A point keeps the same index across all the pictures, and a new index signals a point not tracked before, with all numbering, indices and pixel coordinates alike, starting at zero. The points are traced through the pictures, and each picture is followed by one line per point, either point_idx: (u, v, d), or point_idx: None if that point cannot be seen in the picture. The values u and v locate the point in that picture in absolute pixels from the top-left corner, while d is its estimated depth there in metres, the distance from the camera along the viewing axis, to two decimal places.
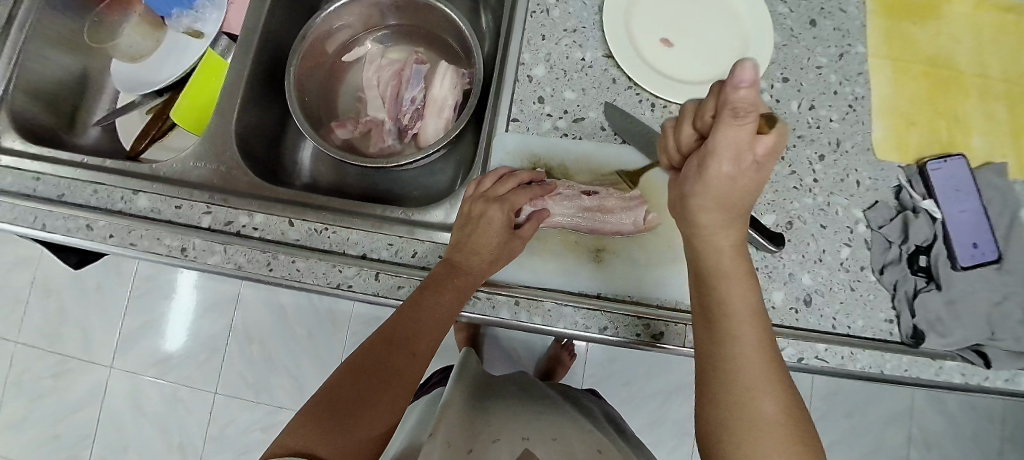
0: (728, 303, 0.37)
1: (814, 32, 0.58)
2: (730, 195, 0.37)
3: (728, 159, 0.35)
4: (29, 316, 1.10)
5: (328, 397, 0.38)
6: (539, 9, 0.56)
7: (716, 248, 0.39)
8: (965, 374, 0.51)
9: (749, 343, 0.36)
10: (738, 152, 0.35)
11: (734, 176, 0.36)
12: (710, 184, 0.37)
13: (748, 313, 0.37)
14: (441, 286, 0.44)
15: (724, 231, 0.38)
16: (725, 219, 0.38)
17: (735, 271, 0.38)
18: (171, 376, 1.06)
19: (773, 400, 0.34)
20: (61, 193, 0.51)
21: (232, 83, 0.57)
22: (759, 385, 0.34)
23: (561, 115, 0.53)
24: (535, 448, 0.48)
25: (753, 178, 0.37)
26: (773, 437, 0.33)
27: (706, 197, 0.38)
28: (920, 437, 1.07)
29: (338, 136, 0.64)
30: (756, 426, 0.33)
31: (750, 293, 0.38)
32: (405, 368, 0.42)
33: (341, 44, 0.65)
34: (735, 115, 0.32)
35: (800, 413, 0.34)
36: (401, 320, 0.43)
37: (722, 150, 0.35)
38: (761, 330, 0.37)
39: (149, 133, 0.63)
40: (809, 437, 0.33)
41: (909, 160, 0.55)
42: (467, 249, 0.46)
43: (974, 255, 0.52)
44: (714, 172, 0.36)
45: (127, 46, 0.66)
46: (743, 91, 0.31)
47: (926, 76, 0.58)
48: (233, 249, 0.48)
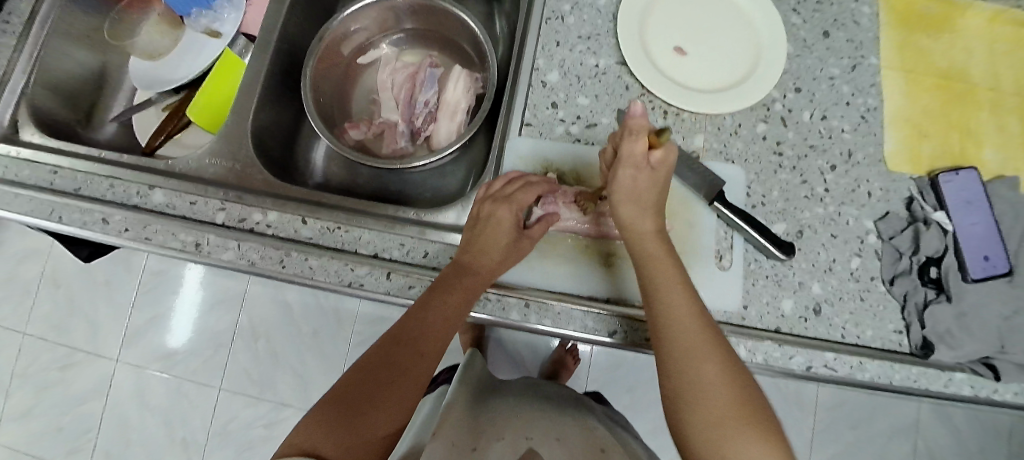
0: (656, 280, 0.40)
1: (827, 43, 0.58)
2: (640, 191, 0.42)
3: (627, 168, 0.41)
4: (37, 309, 1.11)
5: (335, 399, 0.39)
6: (554, 15, 0.56)
7: (640, 236, 0.42)
8: (974, 386, 0.51)
9: (682, 312, 0.39)
10: (636, 162, 0.41)
11: (636, 177, 0.41)
12: (621, 184, 0.41)
13: (676, 284, 0.40)
14: (450, 284, 0.44)
15: (641, 219, 0.42)
16: (640, 210, 0.42)
17: (658, 254, 0.41)
18: (175, 372, 1.06)
19: (712, 361, 0.37)
20: (78, 187, 0.52)
21: (249, 82, 0.57)
22: (699, 353, 0.37)
23: (574, 121, 0.53)
24: (539, 448, 0.48)
25: (653, 178, 0.42)
26: (719, 398, 0.36)
27: (620, 194, 0.42)
28: (927, 453, 1.06)
29: (351, 137, 0.64)
30: (703, 390, 0.36)
31: (672, 267, 0.41)
32: (410, 366, 0.42)
33: (357, 46, 0.66)
34: (631, 135, 0.41)
35: (740, 369, 0.38)
36: (408, 320, 0.44)
37: (624, 161, 0.41)
38: (690, 299, 0.39)
39: (164, 130, 0.63)
40: (750, 390, 0.37)
41: (921, 172, 0.55)
42: (475, 249, 0.46)
43: (986, 268, 0.52)
44: (619, 178, 0.42)
45: (147, 44, 0.67)
46: (635, 118, 0.40)
47: (939, 89, 0.58)
48: (246, 245, 0.48)
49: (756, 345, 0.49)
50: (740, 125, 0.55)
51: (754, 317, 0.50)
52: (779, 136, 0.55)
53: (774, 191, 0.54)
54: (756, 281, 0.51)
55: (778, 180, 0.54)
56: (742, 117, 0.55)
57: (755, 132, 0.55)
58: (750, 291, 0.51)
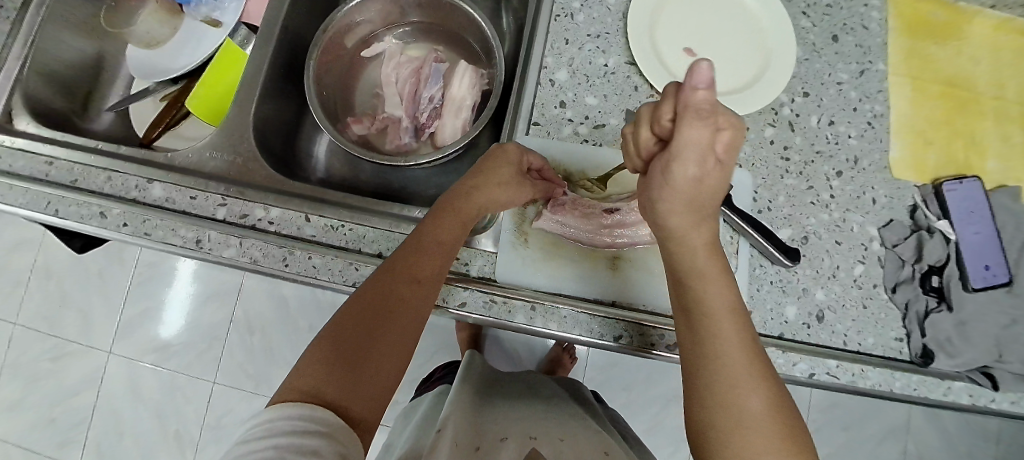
0: (706, 303, 0.36)
1: (836, 47, 0.58)
2: (701, 195, 0.35)
3: (691, 163, 0.33)
4: (28, 298, 1.09)
5: (335, 337, 0.38)
6: (563, 13, 0.56)
7: (692, 250, 0.37)
8: (973, 394, 0.51)
9: (729, 337, 0.35)
10: (704, 154, 0.32)
11: (699, 178, 0.34)
12: (677, 186, 0.34)
13: (730, 310, 0.36)
14: (444, 209, 0.45)
15: (696, 232, 0.36)
16: (697, 219, 0.36)
17: (708, 268, 0.37)
18: (170, 363, 1.05)
19: (760, 396, 0.33)
20: (74, 179, 0.50)
21: (251, 74, 0.56)
22: (744, 384, 0.34)
23: (582, 121, 0.53)
24: (543, 449, 0.48)
25: (719, 176, 0.34)
26: (763, 436, 0.32)
27: (674, 201, 0.35)
28: (916, 453, 1.07)
29: (354, 132, 0.64)
30: (742, 425, 0.33)
31: (727, 290, 0.37)
32: (405, 304, 0.41)
33: (361, 38, 0.65)
34: (700, 115, 0.31)
35: (786, 403, 0.34)
36: (404, 247, 0.43)
37: (686, 152, 0.32)
38: (742, 326, 0.36)
39: (163, 121, 0.62)
40: (798, 428, 0.34)
41: (926, 180, 0.56)
42: (478, 175, 0.48)
43: (986, 277, 0.53)
44: (677, 175, 0.34)
45: (143, 31, 0.65)
46: (701, 93, 0.31)
47: (945, 97, 0.59)
48: (248, 242, 0.48)
49: None
50: (748, 129, 0.55)
51: (758, 322, 0.51)
52: (786, 141, 0.55)
53: (780, 196, 0.54)
54: (760, 286, 0.51)
55: (785, 186, 0.54)
56: (750, 122, 0.55)
57: (763, 137, 0.55)
58: (754, 297, 0.51)
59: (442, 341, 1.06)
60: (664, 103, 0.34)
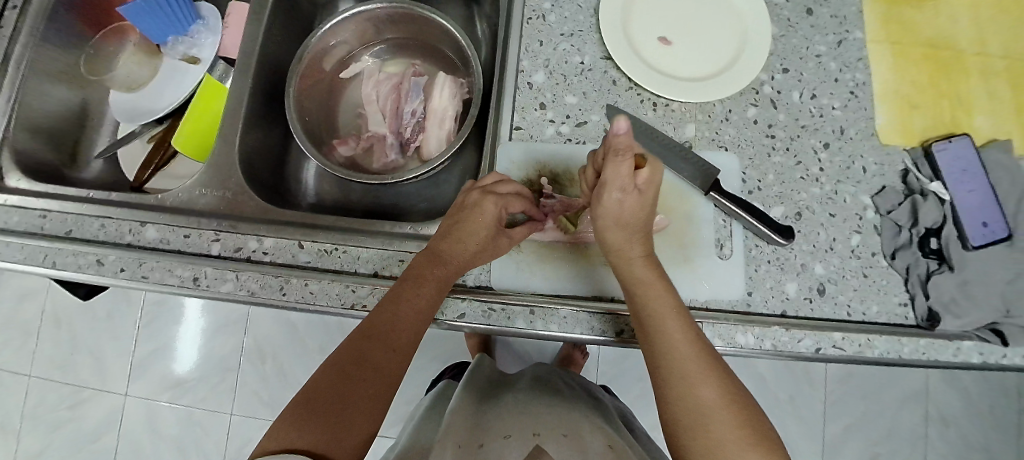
0: (649, 306, 0.41)
1: (811, 20, 0.58)
2: (626, 216, 0.42)
3: (615, 189, 0.41)
4: (41, 348, 1.10)
5: (309, 397, 0.39)
6: (535, 15, 0.56)
7: (628, 259, 0.43)
8: (982, 353, 0.51)
9: (679, 336, 0.40)
10: (624, 183, 0.41)
11: (623, 200, 0.42)
12: (607, 210, 0.42)
13: (672, 309, 0.41)
14: (422, 276, 0.44)
15: (629, 245, 0.43)
16: (626, 235, 0.43)
17: (648, 279, 0.42)
18: (185, 399, 1.06)
19: (711, 386, 0.38)
20: (68, 229, 0.51)
21: (233, 107, 0.57)
22: (694, 376, 0.38)
23: (564, 120, 0.53)
24: (547, 444, 0.47)
25: (639, 200, 0.42)
26: (718, 420, 0.37)
27: (608, 218, 0.43)
28: (937, 414, 1.07)
29: (340, 154, 0.64)
30: (701, 412, 0.37)
31: (667, 293, 0.42)
32: (386, 363, 0.42)
33: (338, 61, 0.65)
34: (618, 155, 0.39)
35: (738, 391, 0.39)
36: (379, 316, 0.43)
37: (612, 183, 0.41)
38: (686, 323, 0.41)
39: (152, 162, 0.62)
40: (749, 412, 0.38)
41: (913, 143, 0.55)
42: (453, 238, 0.46)
43: (985, 234, 0.53)
44: (606, 200, 0.42)
45: (125, 76, 0.66)
46: (621, 137, 0.38)
47: (925, 59, 0.58)
48: (245, 275, 0.48)
49: (765, 331, 0.49)
50: (731, 111, 0.54)
51: (759, 303, 0.51)
52: (771, 119, 0.54)
53: (769, 175, 0.53)
54: (758, 267, 0.51)
55: (773, 164, 0.54)
56: (733, 103, 0.54)
57: (747, 117, 0.54)
58: (753, 277, 0.51)
59: (452, 350, 1.06)
60: (597, 152, 0.44)
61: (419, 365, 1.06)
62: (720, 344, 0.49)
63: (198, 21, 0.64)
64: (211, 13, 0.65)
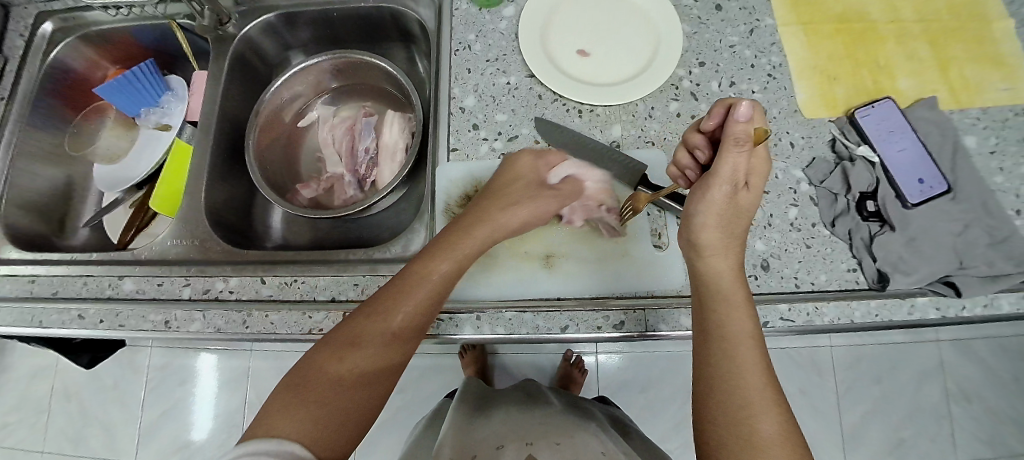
0: (726, 328, 0.41)
1: (721, 15, 0.62)
2: (730, 211, 0.44)
3: (724, 182, 0.43)
4: (54, 425, 1.13)
5: (305, 373, 0.40)
6: (462, 46, 0.60)
7: (719, 272, 0.44)
8: (939, 308, 0.51)
9: (747, 362, 0.39)
10: (735, 175, 0.42)
11: (732, 195, 0.44)
12: (713, 203, 0.44)
13: (746, 333, 0.41)
14: (438, 255, 0.46)
15: (725, 256, 0.44)
16: (728, 239, 0.45)
17: (736, 299, 0.43)
18: (195, 458, 1.08)
19: (771, 419, 0.36)
20: (55, 290, 0.55)
21: (198, 165, 0.62)
22: (755, 406, 0.37)
23: (496, 137, 0.56)
24: (539, 453, 0.49)
25: (748, 195, 0.45)
26: (774, 455, 0.35)
27: (710, 215, 0.44)
28: (957, 390, 1.02)
29: (304, 196, 0.68)
30: (755, 444, 0.36)
31: (744, 318, 0.42)
32: (386, 345, 0.42)
33: (295, 113, 0.71)
34: (738, 144, 0.40)
35: (797, 429, 0.37)
36: (388, 293, 0.44)
37: (723, 171, 0.42)
38: (758, 350, 0.40)
39: (134, 224, 0.67)
40: (805, 452, 0.36)
41: (838, 113, 0.58)
42: (488, 203, 0.50)
43: (922, 191, 0.54)
44: (711, 196, 0.44)
45: (106, 148, 0.72)
46: (740, 125, 0.38)
47: (839, 33, 0.61)
48: (212, 313, 0.51)
49: None
50: (654, 108, 0.57)
51: None
52: (693, 109, 0.57)
53: None
54: None
55: None
56: (655, 100, 0.57)
57: (670, 111, 0.57)
58: None
59: (450, 380, 1.07)
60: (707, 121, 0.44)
61: (420, 398, 1.06)
62: (665, 329, 0.48)
63: (168, 92, 0.71)
64: (180, 83, 0.72)
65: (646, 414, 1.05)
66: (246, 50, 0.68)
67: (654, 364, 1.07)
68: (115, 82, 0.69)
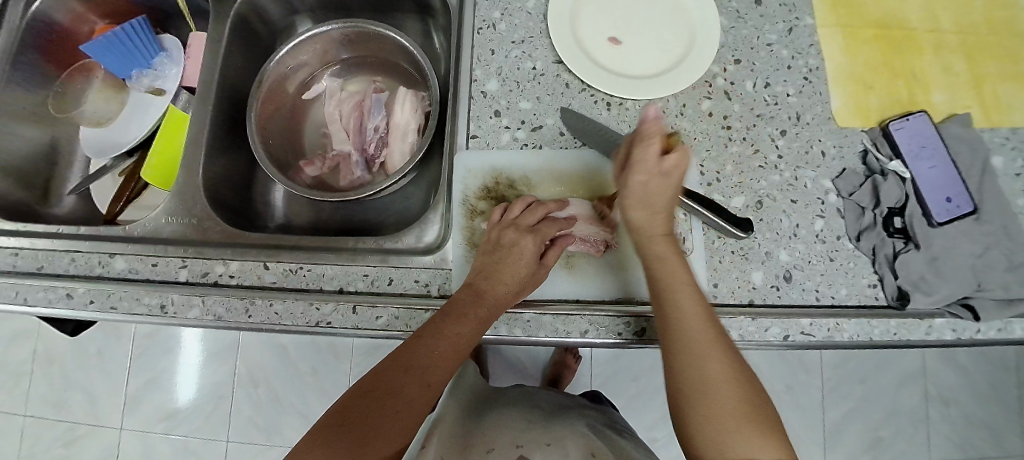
0: (670, 280, 0.42)
1: (760, 10, 0.58)
2: (652, 197, 0.42)
3: (641, 172, 0.42)
4: (34, 389, 1.10)
5: (332, 419, 0.40)
6: (485, 25, 0.56)
7: (650, 237, 0.43)
8: (955, 329, 0.51)
9: (688, 311, 0.40)
10: (652, 169, 0.42)
11: (648, 183, 0.42)
12: (631, 192, 0.43)
13: (687, 282, 0.42)
14: (464, 314, 0.44)
15: (652, 223, 0.43)
16: (652, 214, 0.43)
17: (665, 252, 0.43)
18: (181, 429, 1.07)
19: (719, 363, 0.39)
20: (40, 265, 0.52)
21: (195, 136, 0.57)
22: (702, 353, 0.39)
23: (519, 126, 0.53)
24: (530, 454, 0.49)
25: (667, 185, 0.42)
26: (727, 396, 0.37)
27: (632, 200, 0.43)
28: (937, 394, 1.06)
29: (308, 175, 0.64)
30: (710, 388, 0.38)
31: (681, 268, 0.42)
32: (416, 397, 0.42)
33: (299, 83, 0.66)
34: (646, 142, 0.42)
35: (745, 367, 0.40)
36: (416, 350, 0.43)
37: (639, 165, 0.42)
38: (698, 298, 0.41)
39: (123, 194, 0.63)
40: (754, 387, 0.39)
41: (871, 123, 0.56)
42: (493, 277, 0.46)
43: (949, 210, 0.52)
44: (631, 182, 0.43)
45: (93, 112, 0.67)
46: (653, 124, 0.42)
47: (877, 38, 0.59)
48: (212, 299, 0.49)
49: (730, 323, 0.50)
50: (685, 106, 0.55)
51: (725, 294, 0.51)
52: (726, 110, 0.55)
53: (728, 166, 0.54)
54: (722, 259, 0.52)
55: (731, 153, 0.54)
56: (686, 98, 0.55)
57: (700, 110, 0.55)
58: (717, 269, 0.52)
59: None
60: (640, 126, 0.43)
61: None
62: None
63: (162, 54, 0.66)
64: (175, 44, 0.67)
65: (636, 404, 1.06)
66: (248, 11, 0.62)
67: (647, 357, 1.08)
68: (104, 39, 0.63)
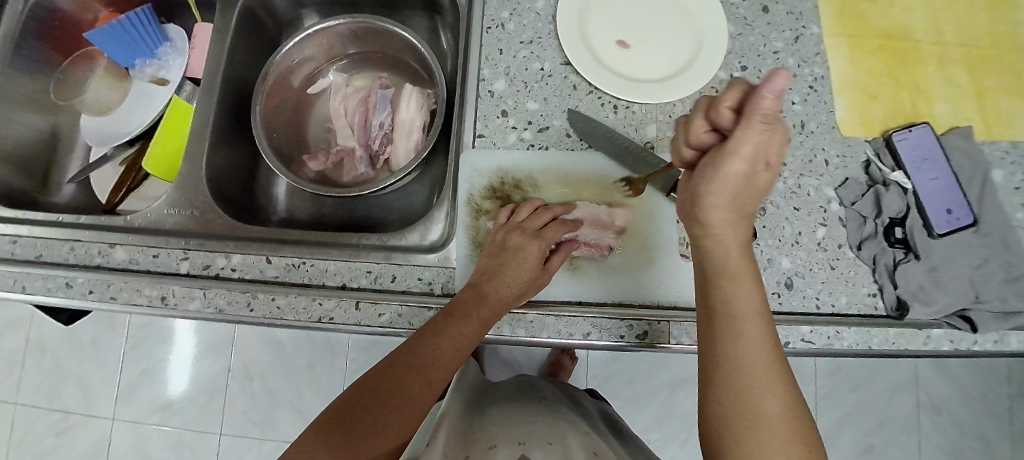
0: (732, 303, 0.38)
1: (767, 18, 0.59)
2: (744, 192, 0.38)
3: (740, 162, 0.35)
4: (26, 378, 1.09)
5: (334, 416, 0.40)
6: (494, 24, 0.56)
7: (727, 250, 0.40)
8: (952, 340, 0.52)
9: (755, 337, 0.37)
10: (754, 156, 0.35)
11: (748, 175, 0.36)
12: (727, 182, 0.37)
13: (755, 308, 0.38)
14: (467, 314, 0.44)
15: (731, 231, 0.39)
16: (737, 218, 0.39)
17: (739, 272, 0.39)
18: (174, 421, 1.06)
19: (774, 394, 0.36)
20: (39, 253, 0.51)
21: (199, 127, 0.57)
22: (759, 381, 0.36)
23: (526, 127, 0.53)
24: (533, 453, 0.48)
25: (766, 177, 0.37)
26: (773, 433, 0.34)
27: (724, 193, 0.37)
28: (928, 403, 1.07)
29: (311, 169, 0.64)
30: (755, 421, 0.35)
31: (751, 292, 0.39)
32: (418, 396, 0.42)
33: (305, 77, 0.66)
34: (764, 122, 0.33)
35: (800, 404, 0.36)
36: (419, 349, 0.43)
37: (740, 152, 0.35)
38: (766, 327, 0.38)
39: (124, 184, 0.62)
40: (808, 427, 0.36)
41: (875, 134, 0.56)
42: (497, 279, 0.46)
43: (950, 221, 0.53)
44: (727, 172, 0.36)
45: (93, 100, 0.66)
46: (768, 100, 0.32)
47: (882, 49, 0.59)
48: (213, 292, 0.48)
49: None
50: None
51: None
52: None
53: None
54: None
55: None
56: None
57: None
58: None
59: None
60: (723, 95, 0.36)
61: None
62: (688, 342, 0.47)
63: (165, 43, 0.67)
64: (178, 35, 0.67)
65: (632, 406, 1.07)
66: (254, 3, 0.62)
67: (644, 359, 1.09)
68: (107, 28, 0.63)
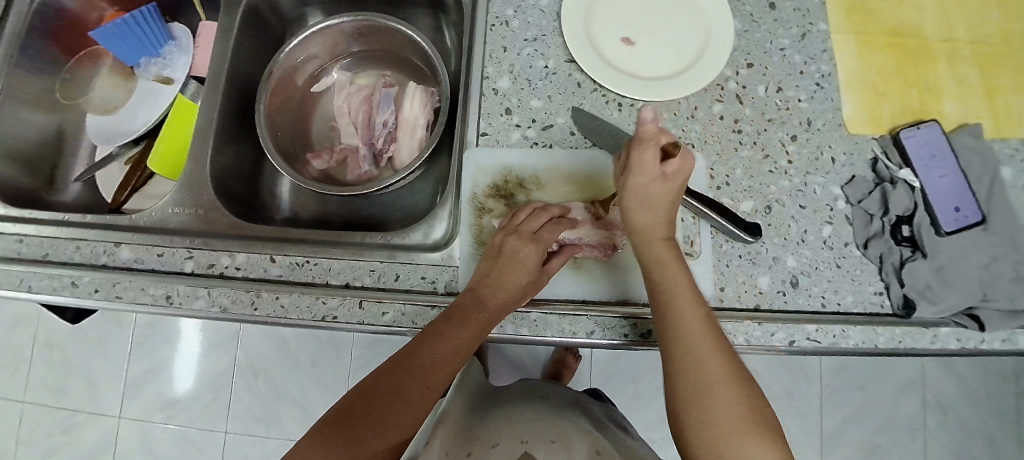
0: (673, 291, 0.43)
1: (774, 14, 0.58)
2: (652, 200, 0.44)
3: (640, 175, 0.43)
4: (33, 374, 1.10)
5: (334, 417, 0.40)
6: (498, 21, 0.56)
7: (650, 241, 0.45)
8: (960, 339, 0.51)
9: (692, 319, 0.42)
10: (652, 173, 0.42)
11: (649, 186, 0.43)
12: (635, 194, 0.44)
13: (686, 288, 0.43)
14: (467, 318, 0.44)
15: (654, 226, 0.44)
16: (650, 215, 0.44)
17: (667, 259, 0.44)
18: (180, 418, 1.07)
19: (717, 369, 0.40)
20: (45, 252, 0.51)
21: (203, 126, 0.57)
22: (703, 359, 0.40)
23: (530, 125, 0.53)
24: (535, 451, 0.48)
25: (664, 189, 0.43)
26: (724, 403, 0.39)
27: (631, 204, 0.44)
28: (934, 402, 1.06)
29: (315, 167, 0.65)
30: (708, 394, 0.40)
31: (683, 277, 0.43)
32: (416, 398, 0.42)
33: (308, 76, 0.66)
34: (648, 148, 0.42)
35: (741, 369, 0.41)
36: (419, 352, 0.43)
37: (638, 169, 0.42)
38: (699, 305, 0.43)
39: (129, 183, 0.63)
40: (751, 389, 0.41)
41: (882, 131, 0.56)
42: (494, 283, 0.45)
43: (957, 220, 0.52)
44: (632, 185, 0.44)
45: (101, 99, 0.69)
46: (647, 126, 0.41)
47: (890, 46, 0.58)
48: (217, 291, 0.48)
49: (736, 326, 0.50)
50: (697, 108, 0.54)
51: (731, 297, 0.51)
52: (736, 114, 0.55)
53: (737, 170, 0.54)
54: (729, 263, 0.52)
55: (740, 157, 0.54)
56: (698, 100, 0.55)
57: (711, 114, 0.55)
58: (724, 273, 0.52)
59: None
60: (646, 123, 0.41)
61: None
62: None
63: (171, 42, 0.67)
64: (184, 32, 0.67)
65: (635, 404, 1.07)
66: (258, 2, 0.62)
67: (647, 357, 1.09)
68: (112, 27, 0.62)
